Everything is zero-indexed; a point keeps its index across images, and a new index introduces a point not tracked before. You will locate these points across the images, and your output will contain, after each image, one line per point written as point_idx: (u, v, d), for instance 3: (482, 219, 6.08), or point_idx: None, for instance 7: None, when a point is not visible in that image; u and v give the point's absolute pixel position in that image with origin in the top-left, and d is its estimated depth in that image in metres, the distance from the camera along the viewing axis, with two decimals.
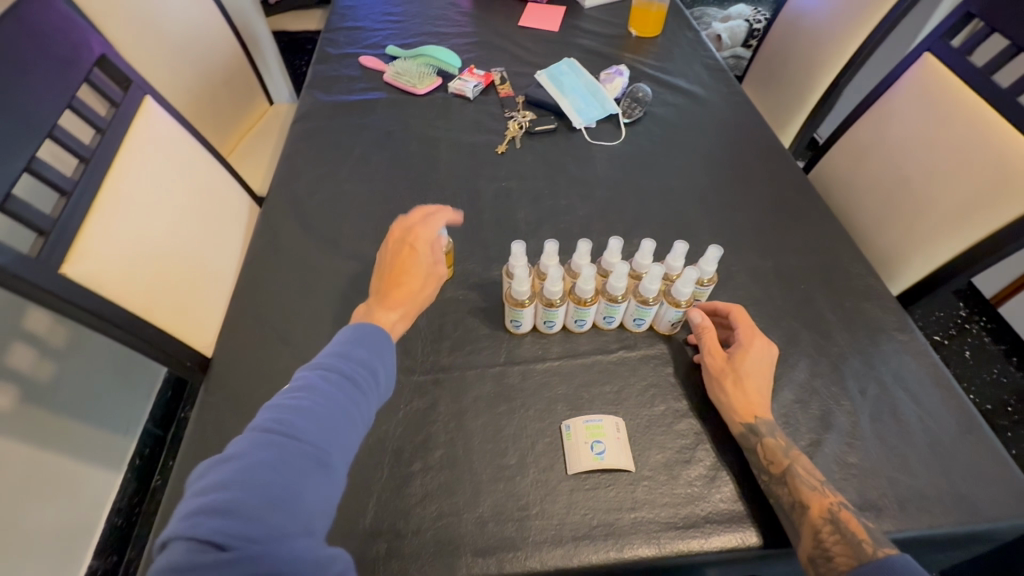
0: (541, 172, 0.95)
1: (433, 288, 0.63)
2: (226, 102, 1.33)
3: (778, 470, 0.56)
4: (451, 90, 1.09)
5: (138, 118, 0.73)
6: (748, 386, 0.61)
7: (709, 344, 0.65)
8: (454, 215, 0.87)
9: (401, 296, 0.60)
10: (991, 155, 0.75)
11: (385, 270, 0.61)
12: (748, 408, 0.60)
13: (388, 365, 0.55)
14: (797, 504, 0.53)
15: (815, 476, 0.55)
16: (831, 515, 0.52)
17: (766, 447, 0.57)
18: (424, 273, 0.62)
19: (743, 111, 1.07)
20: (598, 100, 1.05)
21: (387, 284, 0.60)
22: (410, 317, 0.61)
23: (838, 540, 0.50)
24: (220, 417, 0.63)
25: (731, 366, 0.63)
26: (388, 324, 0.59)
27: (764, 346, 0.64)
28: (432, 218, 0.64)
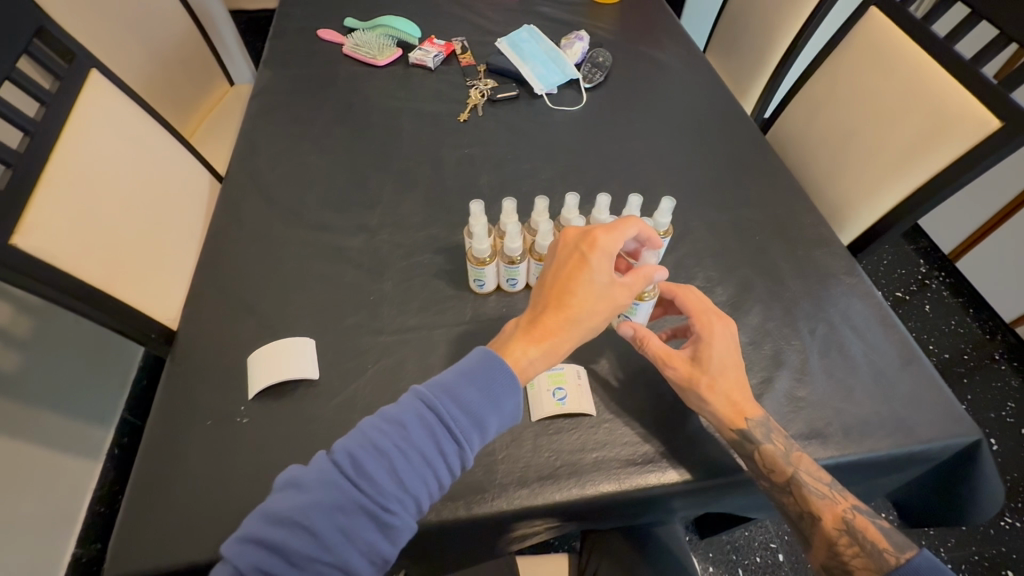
0: (503, 138, 0.95)
1: (601, 317, 0.53)
2: (183, 81, 1.30)
3: (781, 479, 0.56)
4: (412, 61, 1.08)
5: (84, 91, 0.71)
6: (722, 388, 0.58)
7: (658, 352, 0.61)
8: (418, 184, 0.87)
9: (551, 327, 0.52)
10: (932, 102, 0.78)
11: (548, 282, 0.54)
12: (736, 414, 0.57)
13: (499, 417, 0.49)
14: (806, 514, 0.55)
15: (820, 480, 0.55)
16: (846, 525, 0.54)
17: (765, 458, 0.56)
18: (592, 295, 0.53)
19: (702, 73, 1.09)
20: (559, 66, 1.05)
21: (544, 306, 0.53)
22: (554, 354, 0.52)
23: (857, 553, 0.52)
24: (189, 385, 0.64)
25: (702, 371, 0.59)
26: (526, 357, 0.51)
27: (721, 327, 0.60)
28: (618, 227, 0.55)
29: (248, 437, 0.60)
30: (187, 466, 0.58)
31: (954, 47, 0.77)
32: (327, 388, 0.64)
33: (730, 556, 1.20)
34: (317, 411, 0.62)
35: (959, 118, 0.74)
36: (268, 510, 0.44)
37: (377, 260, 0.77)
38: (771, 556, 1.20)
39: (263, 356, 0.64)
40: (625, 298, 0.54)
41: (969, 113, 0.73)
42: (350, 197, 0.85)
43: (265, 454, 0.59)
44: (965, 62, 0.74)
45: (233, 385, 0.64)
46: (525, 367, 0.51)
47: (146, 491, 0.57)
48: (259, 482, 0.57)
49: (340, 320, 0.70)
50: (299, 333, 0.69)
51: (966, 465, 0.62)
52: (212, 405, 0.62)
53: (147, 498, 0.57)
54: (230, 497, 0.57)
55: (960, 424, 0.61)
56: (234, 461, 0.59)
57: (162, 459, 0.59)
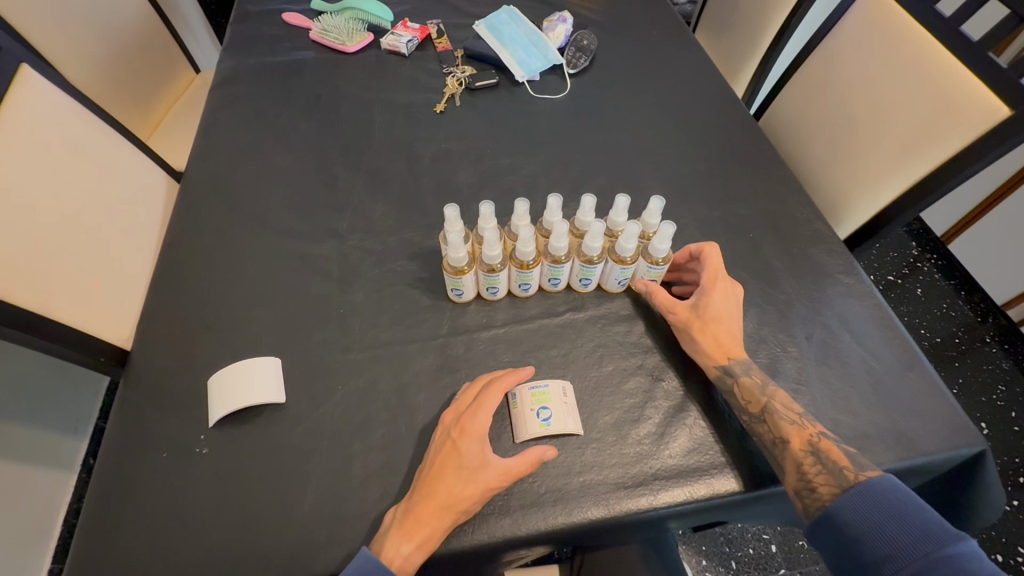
0: (482, 130, 0.89)
1: (475, 498, 0.50)
2: (142, 71, 1.22)
3: (755, 409, 0.56)
4: (384, 46, 1.02)
5: (11, 92, 0.64)
6: (713, 332, 0.61)
7: (665, 303, 0.63)
8: (391, 182, 0.82)
9: (421, 516, 0.49)
10: (934, 89, 0.73)
11: (424, 466, 0.53)
12: (722, 351, 0.60)
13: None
14: (776, 438, 0.54)
15: (793, 410, 0.55)
16: (812, 447, 0.52)
17: (743, 387, 0.57)
18: (461, 478, 0.50)
19: (691, 56, 1.03)
20: (540, 50, 0.99)
21: (417, 493, 0.50)
22: (431, 543, 0.48)
23: (821, 471, 0.50)
24: (142, 414, 0.59)
25: (697, 315, 0.62)
26: (399, 555, 0.47)
27: (726, 286, 0.63)
28: (484, 403, 0.54)
29: (209, 470, 0.56)
30: (141, 504, 0.54)
31: (960, 28, 0.72)
32: (293, 412, 0.59)
33: (723, 548, 1.19)
34: (283, 439, 0.58)
35: (964, 106, 0.70)
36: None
37: (347, 268, 0.72)
38: (763, 547, 1.19)
39: (224, 380, 0.60)
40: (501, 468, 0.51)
41: (976, 101, 0.69)
42: (319, 198, 0.79)
43: (227, 488, 0.55)
44: (971, 45, 0.70)
45: (192, 411, 0.59)
46: (403, 568, 0.47)
47: (98, 531, 0.53)
48: (220, 520, 0.53)
49: (308, 337, 0.65)
50: (264, 351, 0.64)
51: (969, 475, 0.59)
52: (168, 435, 0.58)
53: (96, 542, 0.52)
54: (188, 537, 0.52)
55: (963, 434, 0.58)
56: (191, 497, 0.54)
57: (114, 496, 0.54)
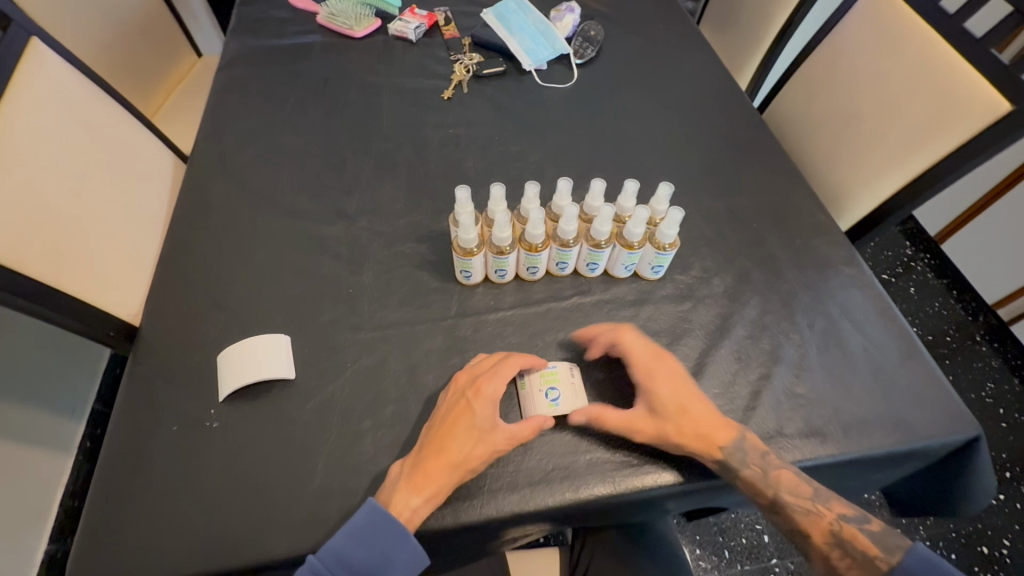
0: (490, 117, 0.90)
1: (481, 461, 0.52)
2: (146, 52, 1.21)
3: (767, 503, 0.54)
4: (392, 32, 1.02)
5: (21, 64, 0.64)
6: (689, 428, 0.55)
7: (620, 420, 0.55)
8: (399, 167, 0.82)
9: (431, 471, 0.50)
10: (936, 84, 0.75)
11: (433, 424, 0.54)
12: (710, 446, 0.54)
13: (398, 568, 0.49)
14: (798, 533, 0.55)
15: (802, 495, 0.53)
16: (835, 537, 0.53)
17: (748, 485, 0.54)
18: (471, 438, 0.52)
19: (697, 49, 1.04)
20: (548, 40, 0.99)
21: (426, 448, 0.52)
22: (438, 498, 0.50)
23: (850, 564, 0.51)
24: (152, 389, 0.59)
25: (663, 422, 0.55)
26: (408, 508, 0.49)
27: (666, 371, 0.58)
28: (501, 368, 0.56)
29: (219, 444, 0.56)
30: (152, 477, 0.54)
31: (963, 24, 0.73)
32: (303, 388, 0.60)
33: (716, 538, 1.20)
34: (293, 415, 0.58)
35: (966, 101, 0.71)
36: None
37: (356, 250, 0.72)
38: (756, 537, 1.21)
39: (236, 355, 0.60)
40: (509, 432, 0.52)
41: (978, 96, 0.70)
42: (327, 180, 0.80)
43: (236, 464, 0.55)
44: (975, 41, 0.71)
45: (201, 387, 0.60)
46: (412, 519, 0.49)
47: (108, 502, 0.53)
48: (229, 493, 0.54)
49: (317, 316, 0.65)
50: (273, 329, 0.64)
51: (962, 461, 0.60)
52: (179, 410, 0.58)
53: (106, 514, 0.52)
54: (199, 509, 0.53)
55: (959, 419, 0.60)
56: (202, 470, 0.55)
57: (125, 468, 0.55)
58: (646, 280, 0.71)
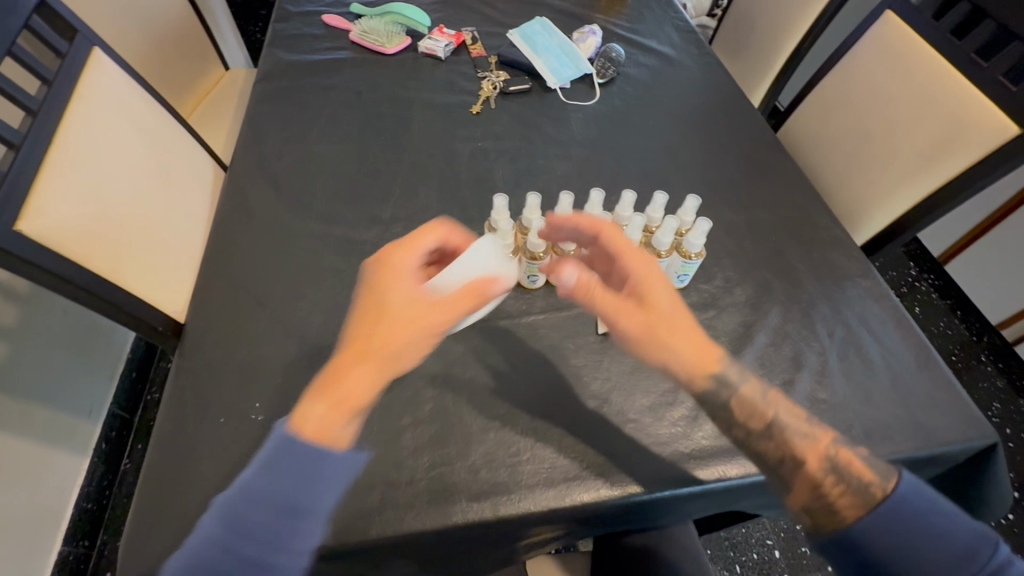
0: (516, 131, 0.94)
1: (423, 334, 0.48)
2: (180, 63, 1.26)
3: (761, 423, 0.50)
4: (422, 50, 1.06)
5: (87, 70, 0.68)
6: (678, 329, 0.50)
7: (603, 303, 0.52)
8: (432, 177, 0.85)
9: (353, 370, 0.46)
10: (946, 108, 0.79)
11: (360, 312, 0.49)
12: (705, 360, 0.50)
13: (321, 485, 0.43)
14: (789, 458, 0.48)
15: (800, 420, 0.50)
16: (829, 463, 0.47)
17: (741, 397, 0.50)
18: (406, 312, 0.48)
19: (713, 70, 1.09)
20: (572, 60, 1.03)
21: (355, 339, 0.48)
22: (361, 393, 0.46)
23: (843, 490, 0.46)
24: (198, 382, 0.62)
25: (652, 319, 0.50)
26: (311, 415, 0.44)
27: (652, 268, 0.53)
28: (418, 238, 0.52)
29: (263, 436, 0.58)
30: (199, 466, 0.56)
31: (972, 53, 0.77)
32: None
33: (727, 552, 1.20)
34: None
35: (976, 123, 0.75)
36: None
37: None
38: (767, 552, 1.21)
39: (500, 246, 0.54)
40: (444, 322, 0.49)
41: (986, 119, 0.74)
42: (362, 189, 0.83)
43: None
44: (983, 69, 0.75)
45: (246, 382, 0.62)
46: (310, 423, 0.44)
47: (158, 492, 0.55)
48: None
49: None
50: (314, 327, 0.67)
51: (979, 467, 0.63)
52: (224, 402, 0.60)
53: (153, 503, 0.54)
54: None
55: (977, 427, 0.62)
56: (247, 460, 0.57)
57: (173, 457, 0.57)
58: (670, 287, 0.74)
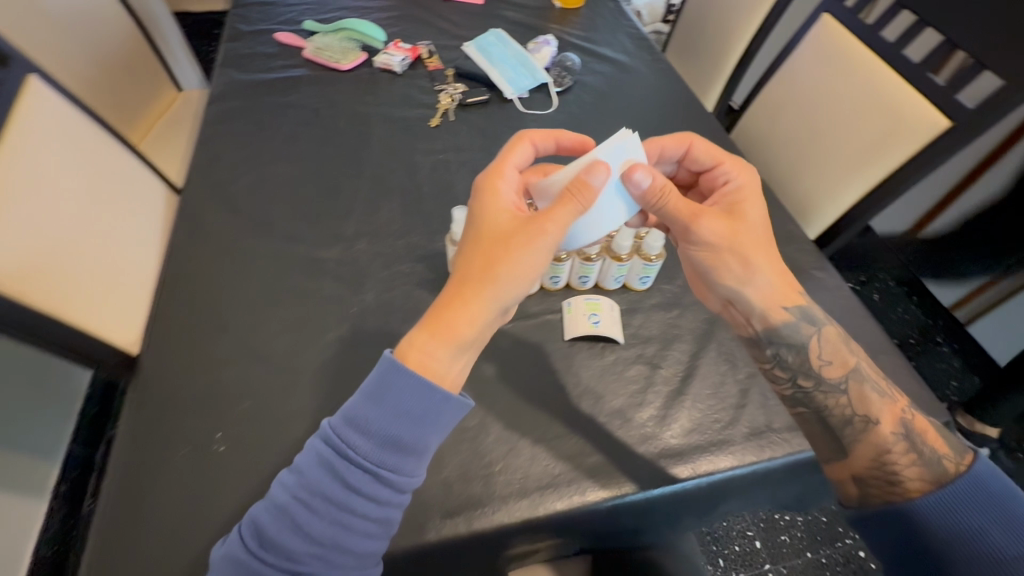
0: (476, 142, 0.94)
1: (533, 260, 0.51)
2: (129, 87, 1.22)
3: (841, 370, 0.57)
4: (378, 65, 1.06)
5: (23, 98, 0.65)
6: (752, 253, 0.59)
7: (675, 205, 0.56)
8: (393, 192, 0.85)
9: (475, 284, 0.50)
10: (883, 104, 0.83)
11: (472, 233, 0.53)
12: (789, 291, 0.60)
13: (432, 429, 0.47)
14: (862, 417, 0.55)
15: (883, 382, 0.56)
16: (904, 428, 0.54)
17: (822, 337, 0.59)
18: (520, 234, 0.51)
19: (666, 75, 1.12)
20: (528, 70, 1.04)
21: (475, 254, 0.51)
22: (467, 324, 0.49)
23: (913, 463, 0.51)
24: (155, 414, 0.59)
25: (735, 242, 0.59)
26: (422, 350, 0.48)
27: (752, 207, 0.61)
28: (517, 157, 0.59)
29: (227, 466, 0.56)
30: (159, 503, 0.54)
31: (902, 52, 0.82)
32: (309, 408, 0.61)
33: (711, 547, 1.22)
34: (302, 433, 0.59)
35: (911, 117, 0.79)
36: (242, 529, 0.46)
37: (355, 271, 0.74)
38: (749, 543, 1.22)
39: (629, 153, 0.54)
40: (553, 239, 0.51)
41: (919, 113, 0.78)
42: (323, 207, 0.82)
43: (245, 486, 0.55)
44: (913, 66, 0.80)
45: (206, 411, 0.60)
46: (433, 357, 0.48)
47: (114, 533, 0.52)
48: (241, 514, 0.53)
49: (319, 336, 0.67)
50: (276, 351, 0.65)
51: None
52: (184, 434, 0.58)
53: (109, 545, 0.51)
54: (209, 532, 0.52)
55: (931, 408, 0.65)
56: (210, 493, 0.55)
57: (130, 495, 0.54)
58: (634, 290, 0.74)
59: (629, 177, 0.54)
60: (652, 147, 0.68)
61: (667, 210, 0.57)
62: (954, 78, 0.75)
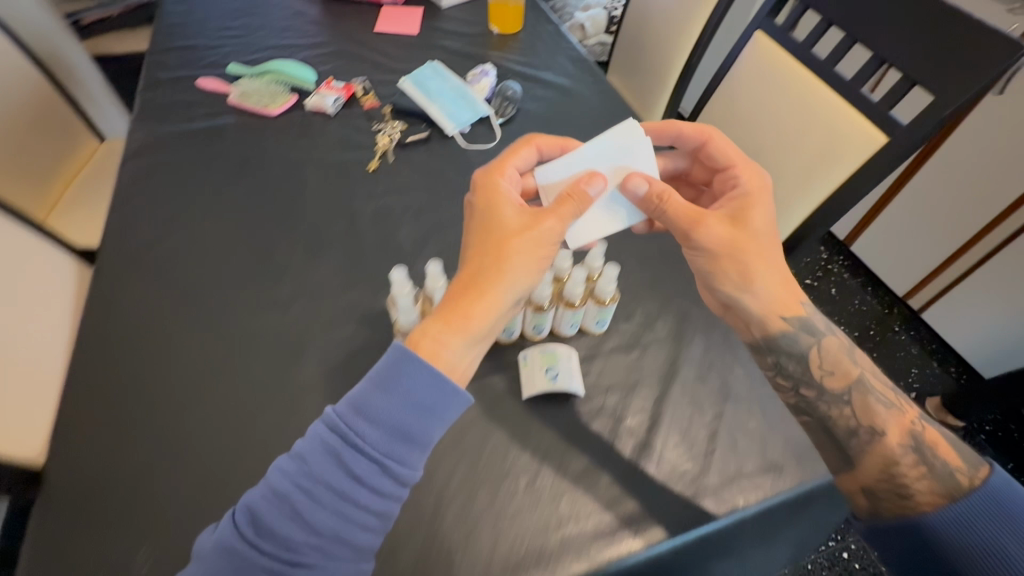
0: (418, 183, 0.90)
1: (536, 250, 0.53)
2: (41, 144, 1.13)
3: (845, 381, 0.56)
4: (309, 106, 1.01)
5: None
6: (754, 255, 0.60)
7: (672, 212, 0.59)
8: (332, 245, 0.80)
9: (484, 275, 0.51)
10: (822, 121, 0.83)
11: (479, 220, 0.56)
12: (792, 300, 0.60)
13: (437, 419, 0.45)
14: (868, 429, 0.54)
15: (889, 393, 0.56)
16: (914, 440, 0.52)
17: (822, 348, 0.59)
18: (523, 224, 0.54)
19: (609, 98, 1.10)
20: (468, 103, 1.01)
21: (487, 245, 0.53)
22: (473, 317, 0.49)
23: (923, 476, 0.50)
24: (64, 537, 0.53)
25: (737, 245, 0.59)
26: (434, 339, 0.48)
27: (760, 209, 0.61)
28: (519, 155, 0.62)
29: None
30: None
31: (834, 69, 0.82)
32: None
33: None
34: None
35: (849, 134, 0.79)
36: (236, 517, 0.43)
37: (291, 341, 0.68)
38: None
39: (620, 164, 0.62)
40: (555, 228, 0.54)
41: (857, 130, 0.78)
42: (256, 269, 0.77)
43: None
44: (846, 83, 0.80)
45: (124, 526, 0.53)
46: (439, 353, 0.48)
47: None
48: None
49: (254, 421, 0.61)
50: (203, 444, 0.59)
51: None
52: (98, 557, 0.52)
53: None
54: None
55: None
56: None
57: None
58: (591, 333, 0.71)
59: (625, 184, 0.60)
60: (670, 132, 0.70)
61: (666, 217, 0.60)
62: (885, 93, 0.75)
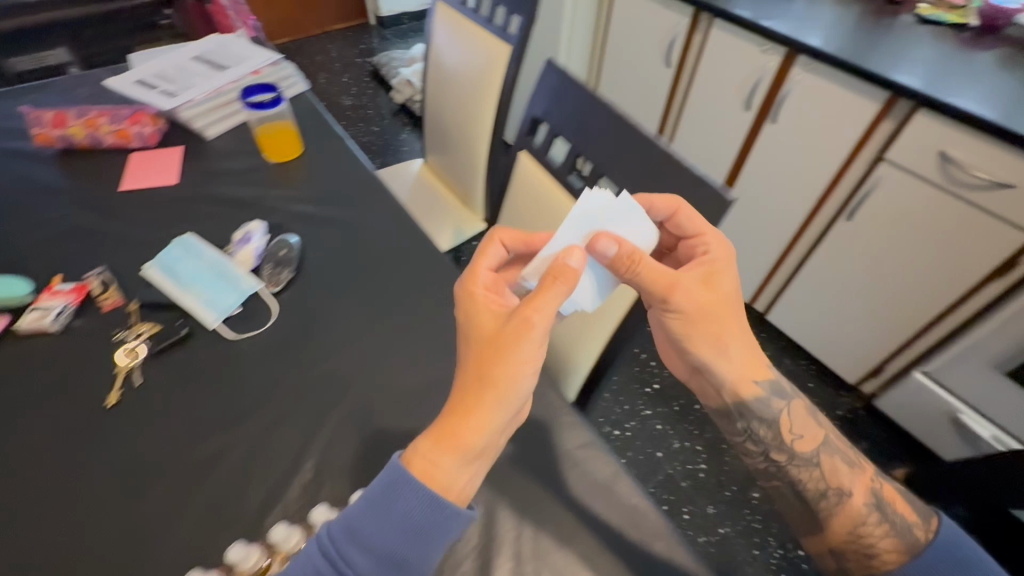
0: (175, 404, 0.76)
1: (521, 352, 0.54)
2: None
3: (813, 444, 0.70)
4: (25, 327, 0.84)
5: None
6: (712, 320, 0.66)
7: (642, 273, 0.61)
8: (61, 534, 0.65)
9: (470, 389, 0.54)
10: None
11: (461, 321, 0.60)
12: (756, 365, 0.71)
13: (440, 537, 0.52)
14: (836, 491, 0.68)
15: (850, 456, 0.70)
16: (875, 497, 0.67)
17: (791, 412, 0.71)
18: (508, 324, 0.56)
19: (400, 228, 1.04)
20: (229, 280, 0.89)
21: (474, 350, 0.57)
22: (461, 435, 0.53)
23: (887, 532, 0.65)
24: None
25: (702, 313, 0.65)
26: (426, 458, 0.52)
27: (728, 274, 0.66)
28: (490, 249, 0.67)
29: None
30: None
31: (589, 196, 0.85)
32: None
33: None
34: None
35: None
36: None
37: None
38: None
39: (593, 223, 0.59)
40: (539, 325, 0.55)
41: None
42: None
43: None
44: None
45: None
46: (439, 471, 0.52)
47: None
48: None
49: None
50: None
51: None
52: None
53: None
54: None
55: None
56: None
57: None
58: None
59: (593, 249, 0.58)
60: (642, 203, 0.67)
61: (639, 278, 0.62)
62: None
